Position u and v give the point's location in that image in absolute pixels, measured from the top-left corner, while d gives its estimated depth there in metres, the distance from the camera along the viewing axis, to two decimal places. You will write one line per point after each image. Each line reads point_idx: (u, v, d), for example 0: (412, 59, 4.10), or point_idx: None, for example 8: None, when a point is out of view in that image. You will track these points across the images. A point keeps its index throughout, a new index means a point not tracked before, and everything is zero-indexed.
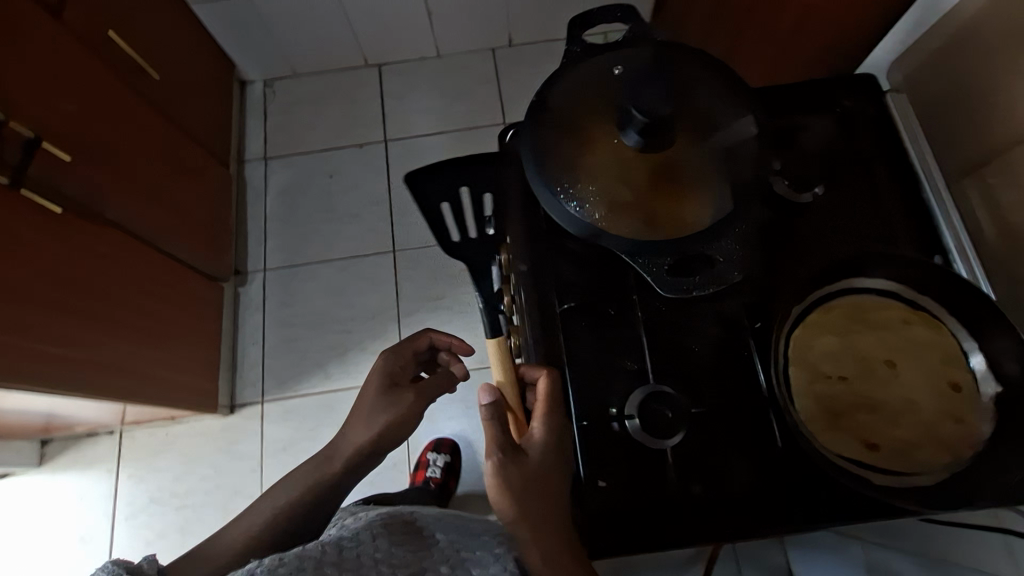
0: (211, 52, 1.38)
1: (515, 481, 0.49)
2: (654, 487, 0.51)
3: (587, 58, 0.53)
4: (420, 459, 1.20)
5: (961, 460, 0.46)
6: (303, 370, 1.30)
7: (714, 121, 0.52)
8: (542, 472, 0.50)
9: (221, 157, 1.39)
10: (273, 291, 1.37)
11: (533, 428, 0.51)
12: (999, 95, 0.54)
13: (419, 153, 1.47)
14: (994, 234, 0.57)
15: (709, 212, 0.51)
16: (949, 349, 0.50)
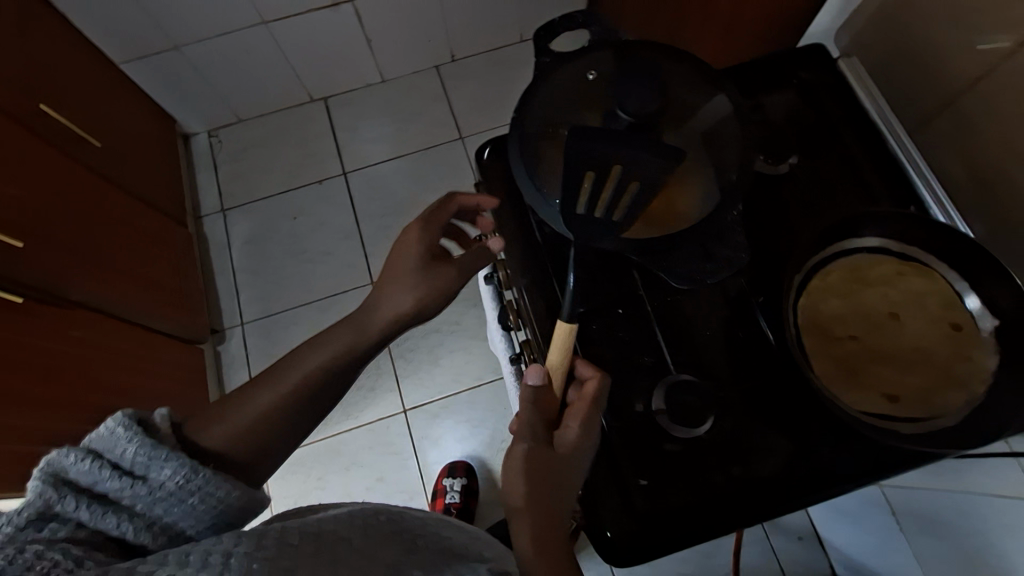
0: (149, 111, 1.33)
1: (538, 465, 0.48)
2: (695, 474, 0.51)
3: (559, 67, 0.56)
4: (437, 488, 1.18)
5: (977, 395, 0.48)
6: None
7: (692, 108, 0.53)
8: (567, 469, 0.48)
9: (177, 216, 1.34)
10: (255, 344, 1.34)
11: (569, 423, 0.50)
12: (944, 47, 0.57)
13: (380, 181, 1.45)
14: (961, 178, 0.60)
15: (701, 200, 0.52)
16: (945, 292, 0.52)
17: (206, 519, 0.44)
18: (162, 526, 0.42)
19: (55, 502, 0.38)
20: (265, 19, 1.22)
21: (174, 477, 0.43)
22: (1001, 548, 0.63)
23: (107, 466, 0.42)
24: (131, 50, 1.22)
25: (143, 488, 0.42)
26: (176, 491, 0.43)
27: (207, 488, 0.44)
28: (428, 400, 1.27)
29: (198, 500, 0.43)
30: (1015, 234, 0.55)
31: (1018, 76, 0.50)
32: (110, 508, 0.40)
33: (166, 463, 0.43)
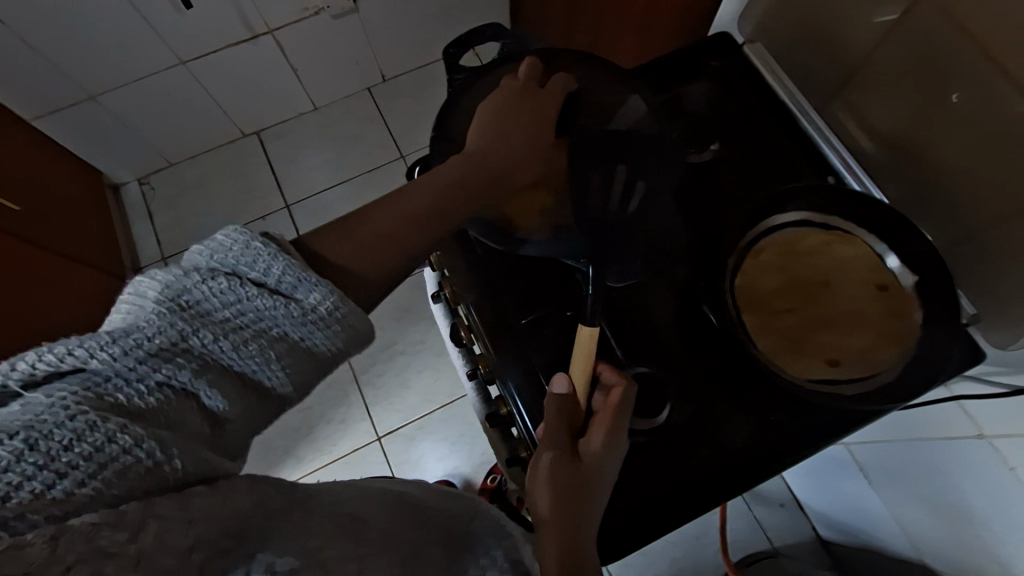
0: (70, 165, 1.28)
1: (563, 479, 0.48)
2: (664, 460, 0.53)
3: (477, 80, 0.58)
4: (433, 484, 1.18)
5: (908, 348, 0.50)
6: (273, 462, 1.22)
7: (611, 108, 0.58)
8: (589, 480, 0.48)
9: (115, 270, 1.29)
10: None
11: (593, 434, 0.49)
12: (840, 24, 0.60)
13: (326, 209, 1.43)
14: (873, 146, 0.63)
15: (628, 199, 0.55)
16: (863, 254, 0.54)
17: (344, 346, 0.41)
18: (301, 351, 0.39)
19: (188, 330, 0.35)
20: (182, 58, 1.19)
21: (311, 301, 0.39)
22: (959, 488, 0.66)
23: (244, 283, 0.37)
24: (43, 105, 1.16)
25: (291, 308, 0.38)
26: (313, 317, 0.39)
27: (343, 320, 0.40)
28: (403, 423, 1.25)
29: (338, 328, 0.40)
30: (925, 192, 0.59)
31: (906, 44, 0.54)
32: (247, 334, 0.37)
33: (304, 285, 0.39)
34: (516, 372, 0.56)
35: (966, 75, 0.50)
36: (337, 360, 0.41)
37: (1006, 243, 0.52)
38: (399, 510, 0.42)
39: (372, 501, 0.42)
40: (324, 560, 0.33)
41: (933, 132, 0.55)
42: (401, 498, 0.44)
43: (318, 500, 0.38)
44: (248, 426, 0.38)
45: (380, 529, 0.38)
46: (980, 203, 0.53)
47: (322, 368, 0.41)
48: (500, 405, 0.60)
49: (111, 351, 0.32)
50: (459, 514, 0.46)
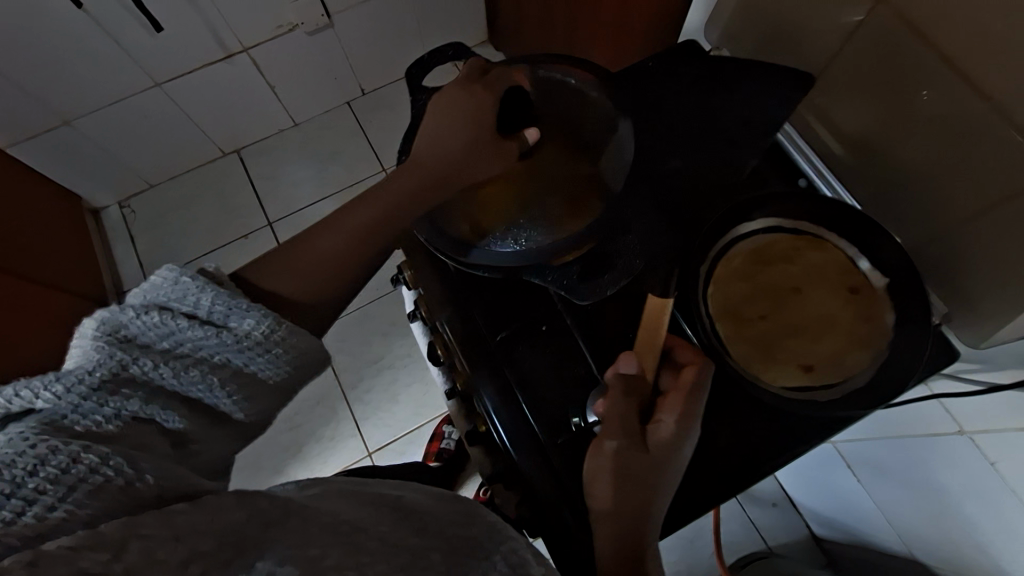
0: (47, 191, 1.27)
1: (626, 468, 0.46)
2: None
3: None
4: (436, 431, 1.22)
5: (880, 350, 0.51)
6: (264, 480, 1.21)
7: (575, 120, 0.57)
8: (658, 469, 0.46)
9: (94, 296, 1.27)
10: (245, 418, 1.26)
11: (662, 419, 0.47)
12: (804, 29, 0.61)
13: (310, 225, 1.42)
14: (841, 148, 0.63)
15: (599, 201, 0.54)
16: (838, 257, 0.54)
17: (293, 370, 0.41)
18: (246, 377, 0.39)
19: (128, 362, 0.34)
20: (156, 79, 1.18)
21: (250, 327, 0.39)
22: (942, 484, 0.66)
23: (178, 315, 0.37)
24: (17, 132, 1.15)
25: (227, 337, 0.38)
26: (255, 344, 0.39)
27: (287, 344, 0.40)
28: (393, 438, 1.25)
29: (281, 351, 0.40)
30: (895, 193, 0.59)
31: (868, 49, 0.55)
32: (187, 362, 0.37)
33: (242, 311, 0.38)
34: (493, 388, 0.56)
35: (928, 78, 0.51)
36: (287, 384, 0.41)
37: (979, 241, 0.52)
38: (399, 516, 0.38)
39: (365, 508, 0.38)
40: (322, 568, 0.30)
41: (899, 135, 0.56)
42: (396, 503, 0.40)
43: (317, 511, 0.35)
44: (214, 446, 0.38)
45: (379, 537, 0.35)
46: (949, 201, 0.53)
47: (271, 395, 0.41)
48: (479, 422, 0.60)
49: (55, 389, 0.32)
50: (460, 519, 0.41)
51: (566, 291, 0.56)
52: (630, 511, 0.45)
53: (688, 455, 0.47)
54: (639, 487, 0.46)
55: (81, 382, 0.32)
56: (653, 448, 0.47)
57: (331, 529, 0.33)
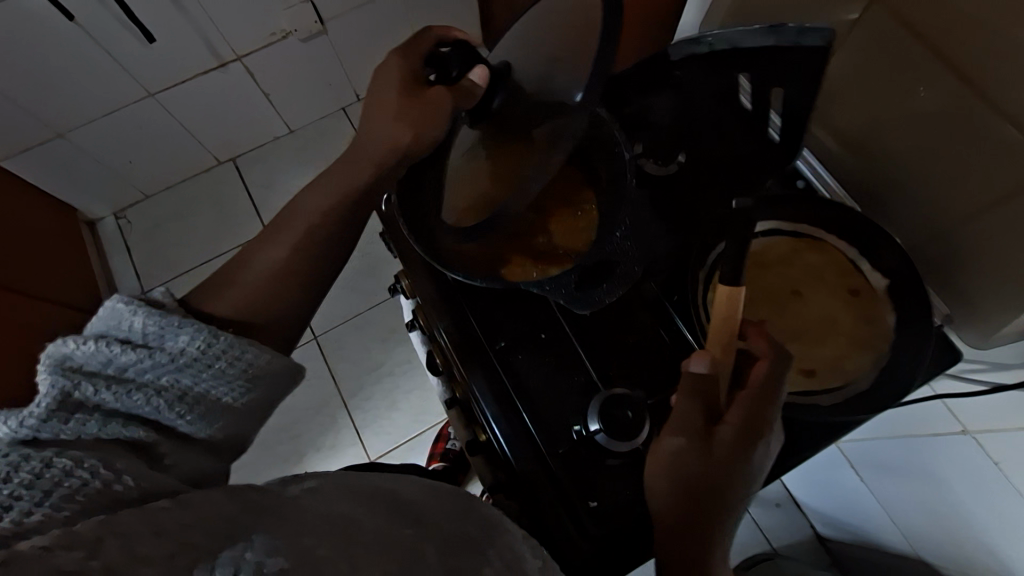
0: (41, 203, 1.26)
1: (686, 466, 0.45)
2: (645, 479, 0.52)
3: None
4: (439, 433, 1.22)
5: (881, 352, 0.50)
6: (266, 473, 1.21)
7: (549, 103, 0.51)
8: (723, 469, 0.45)
9: (90, 309, 1.26)
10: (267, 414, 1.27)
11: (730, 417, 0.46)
12: (797, 29, 0.60)
13: None
14: (838, 146, 0.62)
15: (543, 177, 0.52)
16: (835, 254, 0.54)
17: (242, 386, 0.43)
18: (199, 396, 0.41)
19: (71, 388, 0.36)
20: (149, 90, 1.17)
21: (187, 347, 0.41)
22: (944, 482, 0.66)
23: (116, 342, 0.39)
24: (11, 145, 1.15)
25: (171, 358, 0.40)
26: (195, 361, 0.41)
27: (228, 358, 0.42)
28: (394, 446, 1.24)
29: (226, 365, 0.42)
30: (891, 194, 0.59)
31: (863, 49, 0.54)
32: (133, 386, 0.38)
33: (177, 331, 0.41)
34: (492, 397, 0.56)
35: (924, 76, 0.50)
36: (240, 402, 0.43)
37: (980, 239, 0.51)
38: (396, 509, 0.37)
39: (363, 500, 0.37)
40: (316, 561, 0.29)
41: (895, 134, 0.55)
42: (391, 496, 0.39)
43: (309, 501, 0.35)
44: (186, 464, 0.39)
45: (375, 530, 0.33)
46: (947, 199, 0.53)
47: (228, 413, 0.42)
48: (479, 432, 0.60)
49: (11, 421, 0.33)
50: (454, 511, 0.40)
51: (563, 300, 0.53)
52: (687, 509, 0.45)
53: (762, 457, 0.45)
54: (698, 487, 0.45)
55: (31, 412, 0.33)
56: (725, 445, 0.45)
57: (324, 519, 0.33)
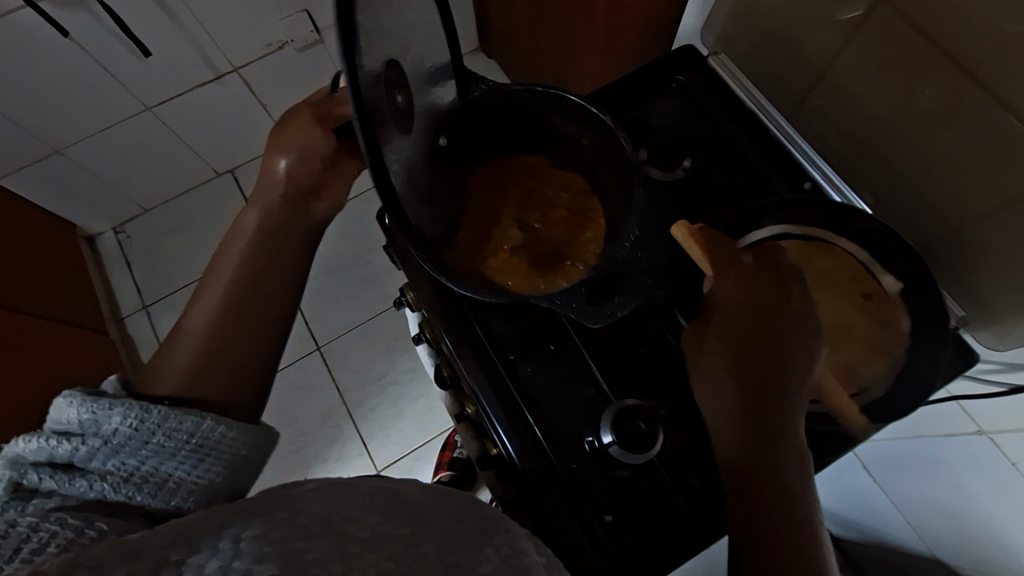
0: (40, 220, 1.26)
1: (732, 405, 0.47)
2: (653, 485, 0.52)
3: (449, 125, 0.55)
4: (446, 440, 1.21)
5: (898, 358, 0.50)
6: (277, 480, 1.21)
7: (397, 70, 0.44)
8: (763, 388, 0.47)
9: (91, 325, 1.26)
10: (276, 406, 1.26)
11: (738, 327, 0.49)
12: (797, 30, 0.60)
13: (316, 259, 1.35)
14: (844, 145, 0.62)
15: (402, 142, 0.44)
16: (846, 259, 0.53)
17: (192, 457, 0.41)
18: (149, 474, 0.39)
19: (19, 479, 0.35)
20: (146, 104, 1.17)
21: (122, 426, 0.39)
22: (957, 482, 0.65)
23: (55, 435, 0.38)
24: (8, 163, 1.14)
25: (112, 439, 0.39)
26: (130, 440, 0.39)
27: (168, 431, 0.40)
28: (400, 455, 1.23)
29: (165, 436, 0.40)
30: (900, 193, 0.58)
31: (870, 48, 0.54)
32: (76, 473, 0.37)
33: (109, 412, 0.40)
34: (501, 410, 0.55)
35: (930, 77, 0.50)
36: (195, 476, 0.40)
37: (986, 237, 0.51)
38: (394, 506, 0.38)
39: (362, 497, 0.38)
40: (304, 565, 0.30)
41: (900, 134, 0.55)
42: (393, 494, 0.40)
43: (306, 500, 0.35)
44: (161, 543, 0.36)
45: (371, 526, 0.35)
46: (955, 200, 0.53)
47: (187, 489, 0.40)
48: (489, 445, 0.59)
49: None
50: (454, 513, 0.41)
51: (576, 316, 0.51)
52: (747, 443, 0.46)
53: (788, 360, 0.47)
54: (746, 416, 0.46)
55: None
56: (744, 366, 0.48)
57: (321, 520, 0.34)
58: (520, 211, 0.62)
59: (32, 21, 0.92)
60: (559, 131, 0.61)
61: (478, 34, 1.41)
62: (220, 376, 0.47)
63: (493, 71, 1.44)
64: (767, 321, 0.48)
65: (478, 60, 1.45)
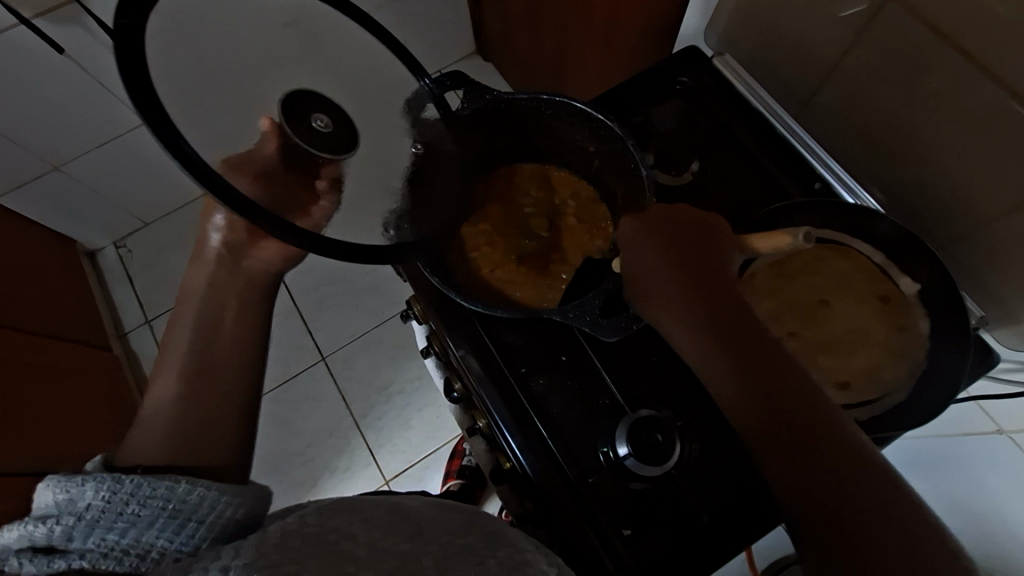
0: (40, 238, 1.25)
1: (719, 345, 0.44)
2: (667, 494, 0.52)
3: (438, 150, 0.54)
4: (455, 449, 1.21)
5: (918, 362, 0.49)
6: (285, 492, 1.20)
7: (291, 101, 0.44)
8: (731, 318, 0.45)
9: (93, 342, 1.25)
10: (272, 420, 1.25)
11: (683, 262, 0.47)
12: (802, 29, 0.59)
13: (301, 290, 1.33)
14: (854, 144, 0.61)
15: (321, 148, 0.44)
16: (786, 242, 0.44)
17: (172, 524, 0.35)
18: (134, 545, 0.34)
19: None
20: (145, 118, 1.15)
21: (95, 500, 0.35)
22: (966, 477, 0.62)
23: (34, 519, 0.35)
24: (7, 182, 1.13)
25: (89, 517, 0.35)
26: (105, 514, 0.35)
27: (143, 498, 0.36)
28: (408, 465, 1.22)
29: (148, 503, 0.36)
30: (910, 190, 0.57)
31: (877, 46, 0.53)
32: (56, 555, 0.33)
33: (82, 486, 0.36)
34: (515, 424, 0.54)
35: (937, 72, 0.49)
36: (181, 544, 0.35)
37: (997, 233, 0.51)
38: (394, 521, 0.38)
39: (359, 512, 0.38)
40: None
41: (907, 133, 0.54)
42: (394, 509, 0.40)
43: (302, 522, 0.35)
44: None
45: (369, 543, 0.35)
46: (966, 197, 0.52)
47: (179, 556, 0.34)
48: (502, 460, 0.57)
49: None
50: (456, 529, 0.40)
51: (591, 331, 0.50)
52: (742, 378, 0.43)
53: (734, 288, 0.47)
54: (727, 350, 0.44)
55: None
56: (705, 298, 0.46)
57: (315, 539, 0.34)
58: (525, 222, 0.62)
59: (28, 39, 0.90)
60: (565, 139, 0.61)
61: (475, 37, 1.39)
62: (208, 425, 0.46)
63: (491, 75, 1.44)
64: (721, 266, 0.47)
65: (476, 63, 1.44)
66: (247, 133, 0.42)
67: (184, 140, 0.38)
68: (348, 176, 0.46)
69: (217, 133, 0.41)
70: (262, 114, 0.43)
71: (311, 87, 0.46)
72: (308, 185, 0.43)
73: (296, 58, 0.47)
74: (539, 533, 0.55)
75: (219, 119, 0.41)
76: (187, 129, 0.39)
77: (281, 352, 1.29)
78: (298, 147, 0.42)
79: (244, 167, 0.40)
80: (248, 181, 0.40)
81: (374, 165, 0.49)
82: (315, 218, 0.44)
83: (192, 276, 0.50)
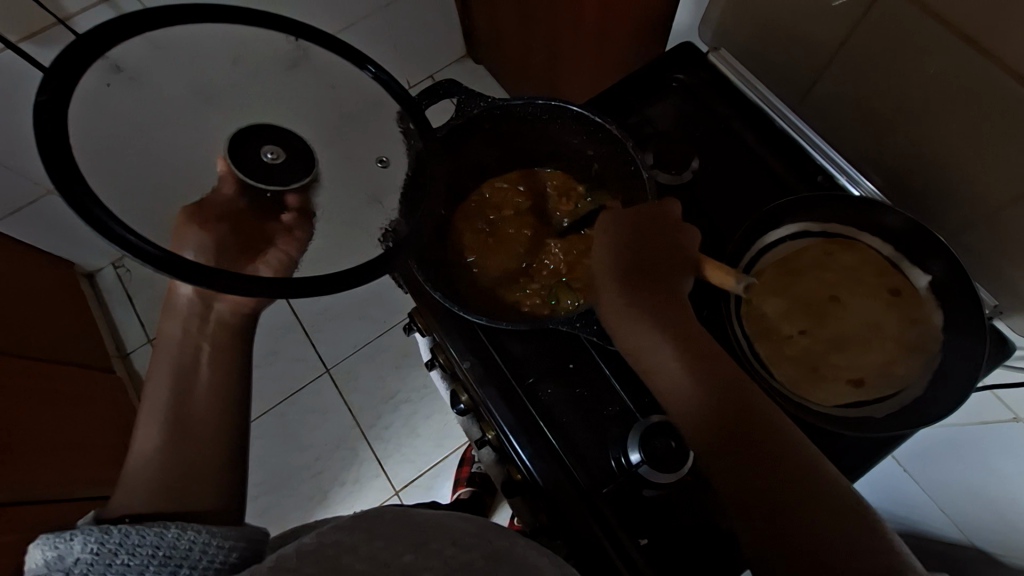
0: (37, 261, 1.24)
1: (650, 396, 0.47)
2: (681, 498, 0.51)
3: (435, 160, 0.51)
4: (463, 456, 1.20)
5: (931, 355, 0.49)
6: (291, 508, 1.19)
7: (242, 143, 0.46)
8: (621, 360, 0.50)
9: (94, 365, 1.25)
10: (270, 439, 1.23)
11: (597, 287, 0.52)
12: (796, 21, 0.58)
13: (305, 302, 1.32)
14: (852, 137, 0.60)
15: (283, 181, 0.46)
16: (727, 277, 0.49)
17: (163, 571, 0.34)
18: None
19: None
20: None
21: (83, 554, 0.34)
22: (987, 467, 0.60)
23: None
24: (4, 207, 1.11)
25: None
26: (93, 566, 0.34)
27: (132, 547, 0.35)
28: (417, 474, 1.21)
29: (139, 552, 0.35)
30: (915, 180, 0.56)
31: (875, 37, 0.52)
32: None
33: (70, 541, 0.35)
34: (524, 437, 0.53)
35: (936, 59, 0.48)
36: None
37: (1006, 217, 0.50)
38: (401, 530, 0.38)
39: (366, 526, 0.37)
40: None
41: (910, 121, 0.53)
42: (401, 515, 0.40)
43: (303, 544, 0.35)
44: None
45: (370, 555, 0.34)
46: (972, 183, 0.51)
47: None
48: (513, 471, 0.57)
49: None
50: (465, 539, 0.39)
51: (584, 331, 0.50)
52: None
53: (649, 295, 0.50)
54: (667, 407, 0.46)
55: None
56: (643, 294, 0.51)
57: (315, 556, 0.33)
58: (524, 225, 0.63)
59: (13, 63, 0.86)
60: (563, 143, 0.60)
61: (467, 41, 1.38)
62: (199, 465, 0.46)
63: (483, 78, 1.42)
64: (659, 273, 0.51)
65: (468, 67, 1.43)
66: (197, 190, 0.44)
67: (102, 207, 0.39)
68: (319, 204, 0.47)
69: (174, 189, 0.43)
70: (216, 154, 0.45)
71: (262, 117, 0.48)
72: (270, 222, 0.45)
73: (251, 92, 0.49)
74: (554, 545, 0.54)
75: (174, 173, 0.44)
76: (112, 192, 0.40)
77: (282, 369, 1.28)
78: (252, 189, 0.44)
79: (206, 220, 0.42)
80: (208, 233, 0.42)
81: (345, 185, 0.49)
82: (288, 250, 0.45)
83: (179, 318, 0.52)
